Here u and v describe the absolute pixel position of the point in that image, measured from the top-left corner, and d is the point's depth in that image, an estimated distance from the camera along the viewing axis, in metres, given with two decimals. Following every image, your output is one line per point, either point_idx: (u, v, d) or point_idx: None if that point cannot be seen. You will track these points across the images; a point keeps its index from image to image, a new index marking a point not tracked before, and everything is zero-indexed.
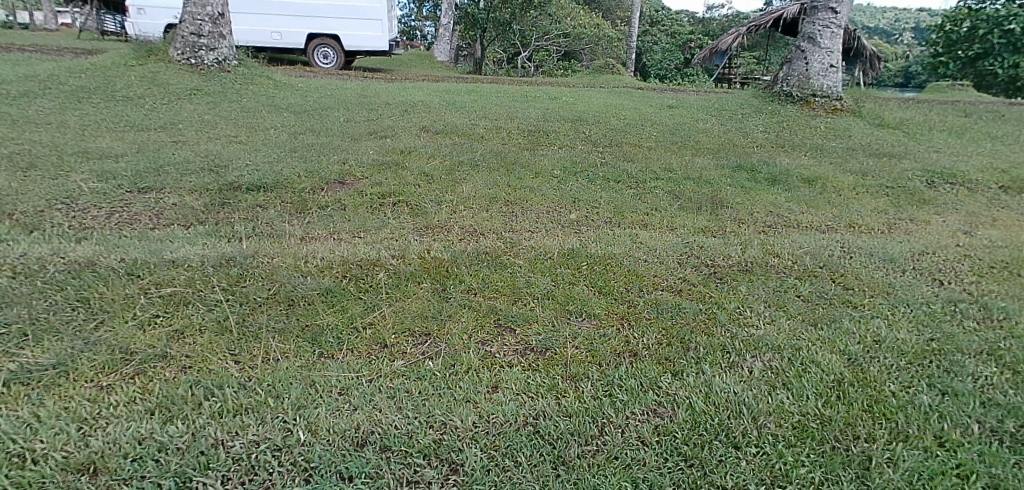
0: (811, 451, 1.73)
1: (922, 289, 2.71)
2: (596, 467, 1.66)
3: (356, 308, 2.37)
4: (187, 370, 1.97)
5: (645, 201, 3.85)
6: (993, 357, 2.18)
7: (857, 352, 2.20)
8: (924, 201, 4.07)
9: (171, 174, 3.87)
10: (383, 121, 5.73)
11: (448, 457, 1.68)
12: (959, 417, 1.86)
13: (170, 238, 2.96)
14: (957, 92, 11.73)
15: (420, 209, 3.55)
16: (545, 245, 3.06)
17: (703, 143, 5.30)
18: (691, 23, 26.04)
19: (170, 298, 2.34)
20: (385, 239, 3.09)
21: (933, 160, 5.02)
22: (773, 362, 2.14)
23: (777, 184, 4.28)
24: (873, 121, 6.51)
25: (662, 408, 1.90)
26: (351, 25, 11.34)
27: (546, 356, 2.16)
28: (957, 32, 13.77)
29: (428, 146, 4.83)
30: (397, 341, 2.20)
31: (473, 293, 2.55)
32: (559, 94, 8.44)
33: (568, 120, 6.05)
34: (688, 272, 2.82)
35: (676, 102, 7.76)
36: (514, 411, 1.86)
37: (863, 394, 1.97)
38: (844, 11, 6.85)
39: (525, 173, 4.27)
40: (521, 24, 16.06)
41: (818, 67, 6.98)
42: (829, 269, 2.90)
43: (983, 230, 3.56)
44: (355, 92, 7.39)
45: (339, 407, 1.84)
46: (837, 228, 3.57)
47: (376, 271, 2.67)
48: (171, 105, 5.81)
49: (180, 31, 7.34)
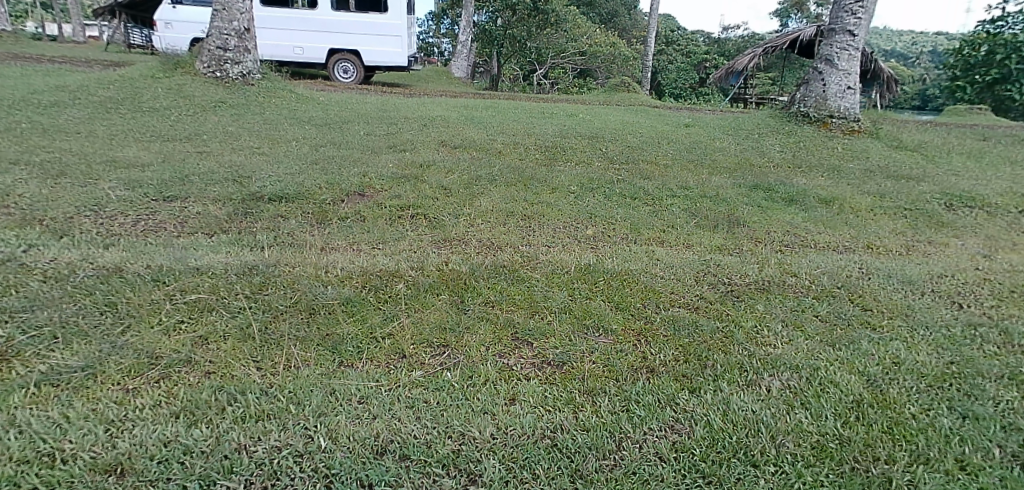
0: (829, 471, 1.73)
1: (941, 312, 2.70)
2: (613, 482, 1.67)
3: (375, 318, 2.41)
4: (211, 376, 2.00)
5: (661, 218, 3.88)
6: (1014, 381, 2.16)
7: (877, 373, 2.19)
8: (942, 225, 4.04)
9: (196, 184, 3.96)
10: (403, 134, 5.81)
11: (467, 467, 1.69)
12: (980, 441, 1.85)
13: (194, 246, 3.03)
14: (977, 116, 11.69)
15: (438, 222, 3.60)
16: (561, 259, 3.09)
17: (720, 162, 5.32)
18: (707, 43, 26.25)
19: (194, 305, 2.39)
20: (404, 251, 3.13)
21: (953, 184, 4.98)
22: (791, 381, 2.14)
23: (793, 204, 4.28)
24: (890, 143, 6.49)
25: (679, 425, 1.91)
26: (371, 41, 11.54)
27: (563, 369, 2.17)
28: (976, 55, 13.81)
29: (447, 160, 4.89)
30: (416, 351, 2.22)
31: (490, 305, 2.58)
32: (575, 111, 8.52)
33: (585, 136, 6.11)
34: (705, 290, 2.83)
35: (692, 120, 7.82)
36: (532, 424, 1.87)
37: (883, 416, 1.96)
38: (863, 33, 6.85)
39: (541, 188, 4.32)
40: (537, 42, 16.05)
41: (836, 88, 6.96)
42: (847, 290, 2.89)
43: (1003, 254, 3.53)
44: (374, 106, 7.51)
45: (359, 415, 1.86)
46: (855, 249, 3.56)
47: (395, 282, 2.71)
48: (196, 117, 5.95)
49: (207, 45, 7.53)
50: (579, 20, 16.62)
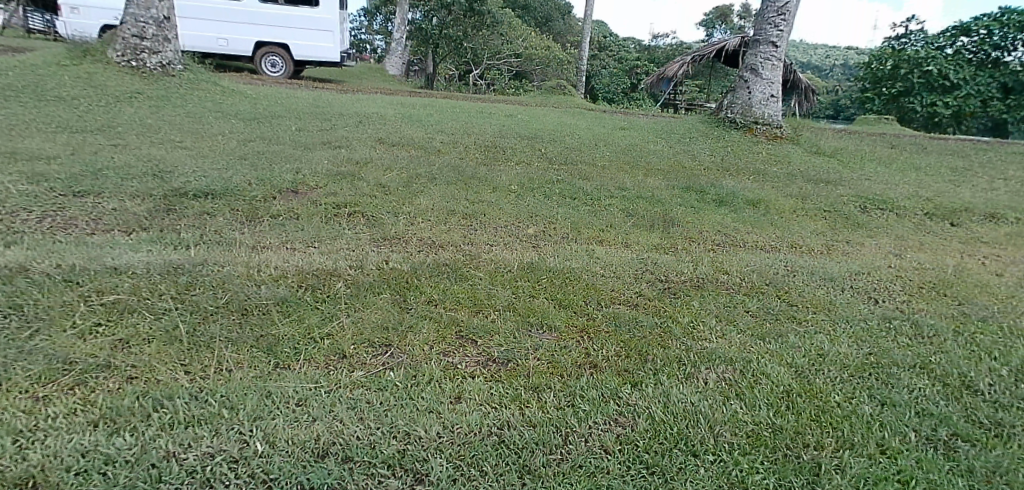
0: (764, 458, 1.81)
1: (859, 307, 2.90)
2: (561, 476, 1.67)
3: (313, 318, 2.31)
4: (134, 381, 1.86)
5: (600, 218, 3.96)
6: (925, 370, 2.34)
7: (803, 364, 2.33)
8: (857, 226, 4.35)
9: (111, 178, 3.67)
10: (337, 131, 5.64)
11: (413, 467, 1.65)
12: (897, 426, 1.99)
13: (111, 244, 2.80)
14: (885, 125, 12.74)
15: (377, 220, 3.51)
16: (504, 257, 3.09)
17: (654, 165, 5.50)
18: (638, 50, 27.17)
19: (113, 306, 2.21)
20: (342, 249, 3.03)
21: (866, 188, 5.37)
22: (726, 373, 2.24)
23: (723, 205, 4.49)
24: (810, 149, 6.92)
25: (623, 418, 1.95)
26: (302, 35, 11.16)
27: (508, 367, 2.16)
28: (883, 69, 15.02)
29: (385, 158, 4.79)
30: (357, 351, 2.15)
31: (433, 304, 2.54)
32: (512, 112, 8.57)
33: (523, 137, 6.15)
34: (644, 287, 2.91)
35: (626, 124, 8.05)
36: (478, 422, 1.85)
37: (811, 404, 2.08)
38: (784, 45, 7.29)
39: (482, 187, 4.31)
40: (473, 43, 16.05)
41: (760, 96, 7.35)
42: (775, 286, 3.05)
43: (911, 253, 3.84)
44: (306, 102, 7.24)
45: (298, 418, 1.77)
46: (780, 248, 3.77)
47: (334, 281, 2.61)
48: (109, 108, 5.53)
49: (122, 33, 7.02)
50: (515, 23, 16.79)
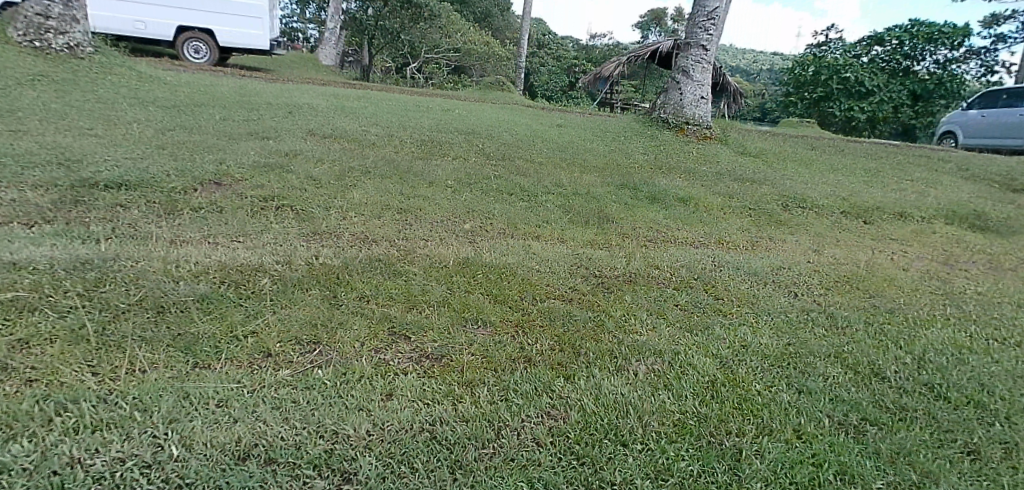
0: (690, 446, 1.88)
1: (780, 300, 3.06)
2: (492, 470, 1.67)
3: (236, 315, 2.20)
4: (33, 384, 1.72)
5: (537, 213, 3.99)
6: (838, 359, 2.50)
7: (728, 355, 2.43)
8: (780, 223, 4.59)
9: (9, 166, 3.38)
10: (266, 122, 5.42)
11: (341, 466, 1.61)
12: (812, 413, 2.11)
13: (9, 237, 2.58)
14: (807, 128, 13.50)
15: (307, 214, 3.39)
16: (439, 253, 3.06)
17: (590, 162, 5.60)
18: (577, 49, 27.63)
19: (11, 304, 2.04)
20: (269, 244, 2.91)
21: (788, 187, 5.67)
22: (656, 365, 2.31)
23: (656, 202, 4.63)
24: (737, 149, 7.23)
25: (555, 411, 1.97)
26: (228, 21, 10.68)
27: (441, 363, 2.14)
28: (804, 75, 15.93)
29: (316, 150, 4.65)
30: (283, 349, 2.07)
31: (365, 300, 2.48)
32: (450, 107, 8.51)
33: (460, 132, 6.12)
34: (578, 282, 2.96)
35: (563, 121, 8.17)
36: (410, 419, 1.82)
37: (734, 393, 2.17)
38: (713, 48, 7.59)
39: (418, 182, 4.26)
40: (409, 36, 15.83)
41: (691, 98, 7.62)
42: (703, 281, 3.17)
43: (828, 249, 4.08)
44: (233, 90, 6.92)
45: (218, 419, 1.69)
46: (708, 244, 3.92)
47: (259, 277, 2.51)
48: (9, 91, 5.09)
49: (23, 10, 6.46)
50: (454, 17, 16.68)
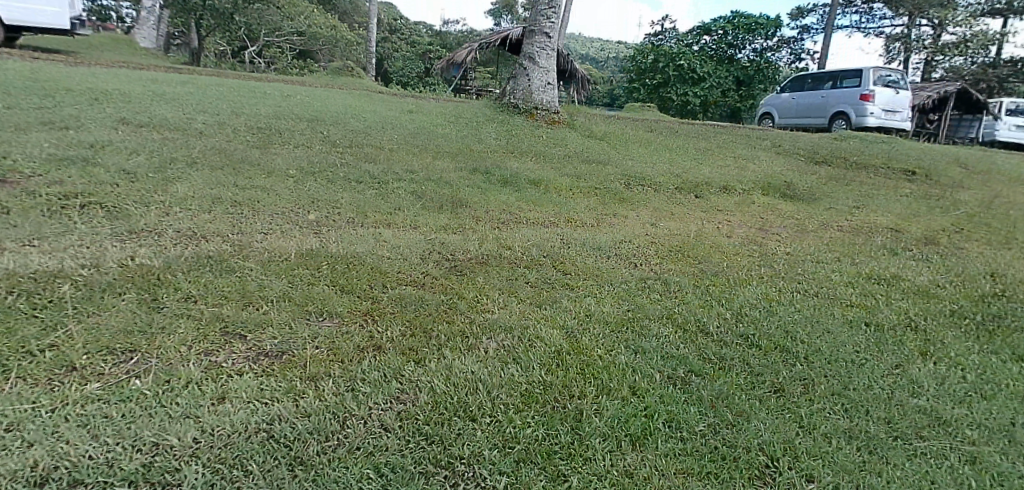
0: (535, 413, 2.00)
1: (622, 271, 3.33)
2: (335, 461, 1.67)
3: (28, 329, 1.99)
4: None
5: (388, 201, 3.96)
6: (670, 319, 2.79)
7: (574, 325, 2.61)
8: (624, 200, 4.97)
9: None
10: (65, 110, 4.82)
11: (162, 479, 1.52)
12: (647, 370, 2.34)
13: None
14: (647, 112, 14.58)
15: (120, 211, 3.10)
16: (279, 246, 2.95)
17: (442, 147, 5.65)
18: (433, 34, 27.48)
19: None
20: (72, 246, 2.63)
21: (630, 166, 6.13)
22: (505, 341, 2.42)
23: (507, 185, 4.80)
24: (583, 132, 7.60)
25: (404, 395, 2.00)
26: None
27: (282, 359, 2.09)
28: (645, 62, 17.17)
29: (127, 140, 4.22)
30: (91, 361, 1.90)
31: (194, 300, 2.33)
32: (294, 93, 8.10)
33: (302, 119, 5.87)
34: (431, 267, 3.00)
35: (414, 107, 8.12)
36: (244, 421, 1.76)
37: (577, 360, 2.35)
38: (556, 37, 7.98)
39: (254, 172, 4.04)
40: (245, 17, 14.75)
41: (538, 84, 7.96)
42: (552, 258, 3.36)
43: (663, 222, 4.50)
44: (24, 75, 6.05)
45: (5, 446, 1.54)
46: (557, 223, 4.15)
47: (59, 284, 2.27)
48: None
49: None
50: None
